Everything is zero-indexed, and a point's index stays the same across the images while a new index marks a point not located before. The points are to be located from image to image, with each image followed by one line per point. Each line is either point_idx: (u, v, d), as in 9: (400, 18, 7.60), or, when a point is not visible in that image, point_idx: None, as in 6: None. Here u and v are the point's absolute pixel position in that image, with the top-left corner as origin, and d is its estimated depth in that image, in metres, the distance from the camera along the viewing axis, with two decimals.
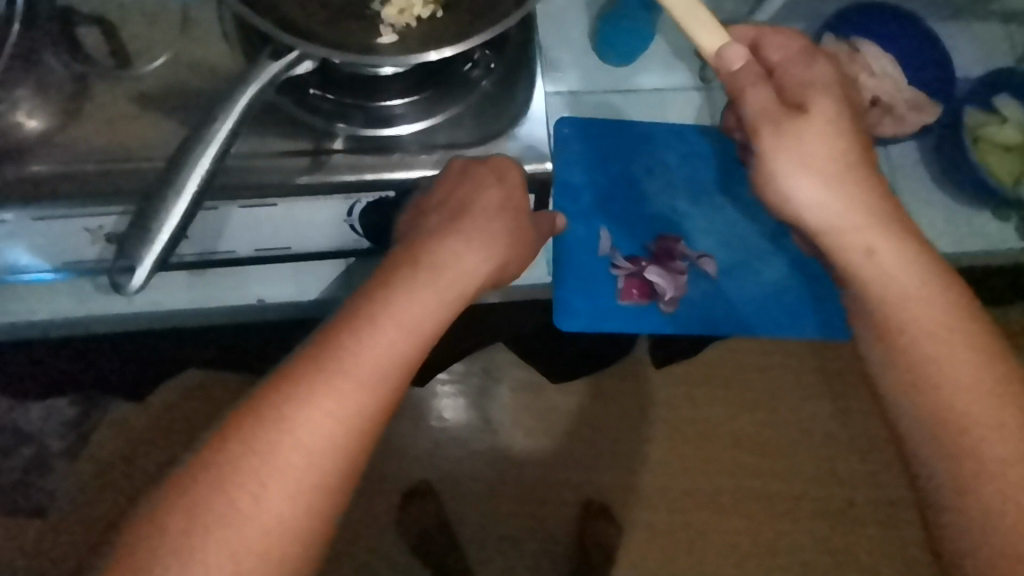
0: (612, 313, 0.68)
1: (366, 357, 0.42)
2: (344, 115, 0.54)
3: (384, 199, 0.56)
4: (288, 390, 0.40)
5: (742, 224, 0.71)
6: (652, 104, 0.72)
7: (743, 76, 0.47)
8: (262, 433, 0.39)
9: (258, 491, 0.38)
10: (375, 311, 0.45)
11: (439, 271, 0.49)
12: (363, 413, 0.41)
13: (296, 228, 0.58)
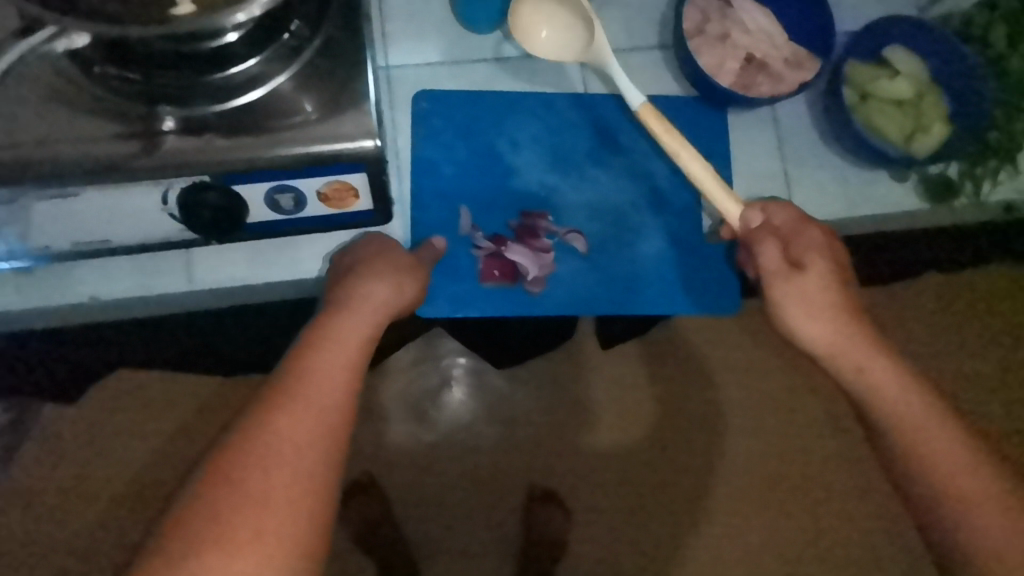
0: (474, 297, 0.66)
1: (324, 379, 0.47)
2: (166, 98, 0.52)
3: (202, 183, 0.52)
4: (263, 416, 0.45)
5: (618, 197, 0.68)
6: (521, 72, 0.68)
7: (759, 233, 0.61)
8: (248, 452, 0.43)
9: (262, 500, 0.42)
10: (330, 336, 0.50)
11: (363, 292, 0.55)
12: (330, 424, 0.45)
13: (89, 217, 0.54)
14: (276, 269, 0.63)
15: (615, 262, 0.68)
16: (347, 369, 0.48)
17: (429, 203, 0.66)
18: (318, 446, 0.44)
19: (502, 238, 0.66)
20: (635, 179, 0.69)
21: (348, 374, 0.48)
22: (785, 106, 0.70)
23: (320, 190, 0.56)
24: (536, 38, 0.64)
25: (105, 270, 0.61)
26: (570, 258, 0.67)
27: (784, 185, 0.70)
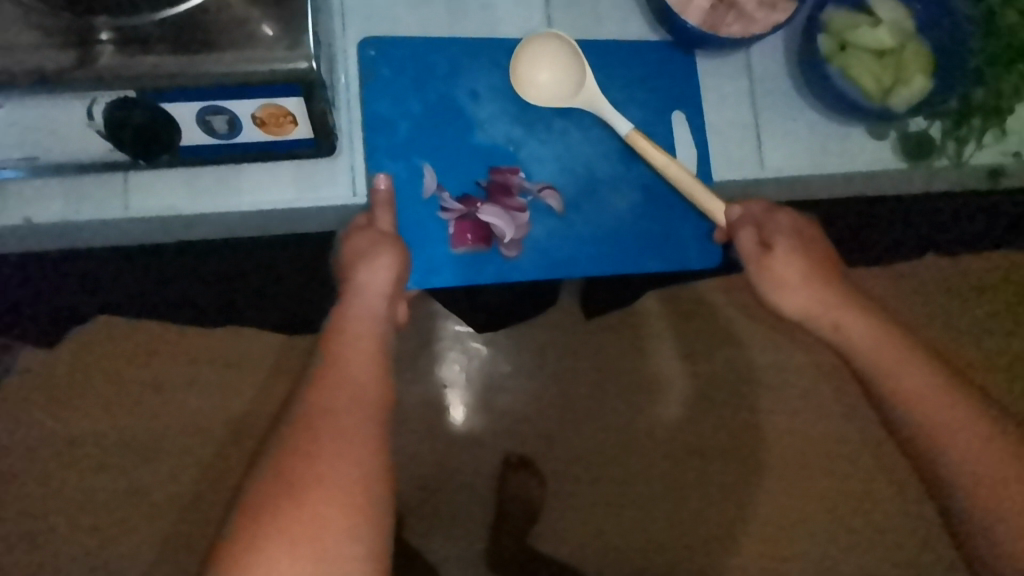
0: (448, 263, 0.65)
1: (344, 366, 0.50)
2: (97, 5, 0.47)
3: (129, 101, 0.51)
4: (307, 419, 0.47)
5: (583, 153, 0.67)
6: (484, 13, 0.66)
7: (740, 224, 0.60)
8: (305, 454, 0.46)
9: (345, 478, 0.45)
10: (349, 332, 0.53)
11: (364, 279, 0.57)
12: (363, 398, 0.49)
13: (9, 130, 0.52)
14: (216, 200, 0.62)
15: (590, 221, 0.67)
16: (372, 360, 0.51)
17: (386, 161, 0.64)
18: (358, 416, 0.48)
19: (473, 200, 0.64)
20: (600, 133, 0.67)
21: (374, 361, 0.51)
22: (762, 52, 0.67)
23: (254, 114, 0.54)
24: (539, 81, 0.65)
25: (41, 190, 0.60)
26: (546, 216, 0.66)
27: (753, 139, 0.67)
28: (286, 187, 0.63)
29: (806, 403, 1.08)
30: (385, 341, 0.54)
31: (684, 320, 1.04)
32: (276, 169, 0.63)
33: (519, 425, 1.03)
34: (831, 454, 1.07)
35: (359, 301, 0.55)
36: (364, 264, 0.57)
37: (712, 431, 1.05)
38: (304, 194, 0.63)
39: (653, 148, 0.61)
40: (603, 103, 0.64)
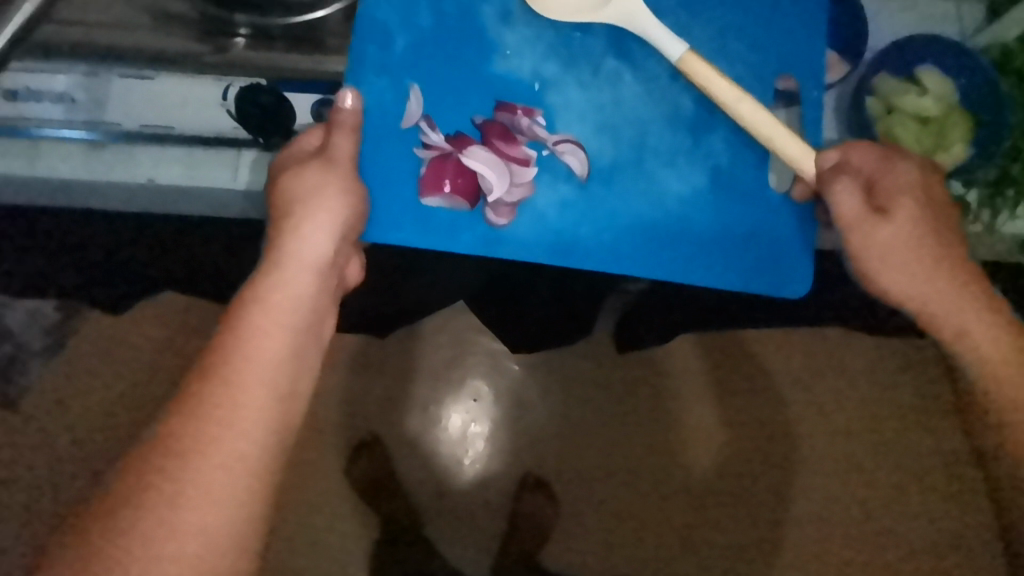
0: (416, 214, 0.67)
1: (258, 347, 0.52)
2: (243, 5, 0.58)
3: (258, 87, 0.60)
4: (194, 431, 0.49)
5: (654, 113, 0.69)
6: None
7: (831, 174, 0.61)
8: (187, 471, 0.48)
9: (221, 467, 0.48)
10: (262, 325, 0.53)
11: (291, 252, 0.56)
12: (263, 388, 0.51)
13: (158, 101, 0.61)
14: None
15: (640, 197, 0.69)
16: (287, 352, 0.53)
17: (371, 77, 0.66)
18: (251, 413, 0.50)
19: (464, 139, 0.66)
20: (674, 97, 0.69)
21: (290, 358, 0.53)
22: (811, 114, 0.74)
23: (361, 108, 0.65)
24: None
25: (163, 158, 0.68)
26: (567, 181, 0.68)
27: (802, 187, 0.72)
28: None
29: (815, 452, 1.12)
30: (306, 329, 0.55)
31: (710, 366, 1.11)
32: None
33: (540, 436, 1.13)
34: (829, 506, 1.12)
35: (281, 284, 0.55)
36: (297, 239, 0.56)
37: (718, 469, 1.12)
38: None
39: (714, 72, 0.62)
40: (636, 17, 0.66)
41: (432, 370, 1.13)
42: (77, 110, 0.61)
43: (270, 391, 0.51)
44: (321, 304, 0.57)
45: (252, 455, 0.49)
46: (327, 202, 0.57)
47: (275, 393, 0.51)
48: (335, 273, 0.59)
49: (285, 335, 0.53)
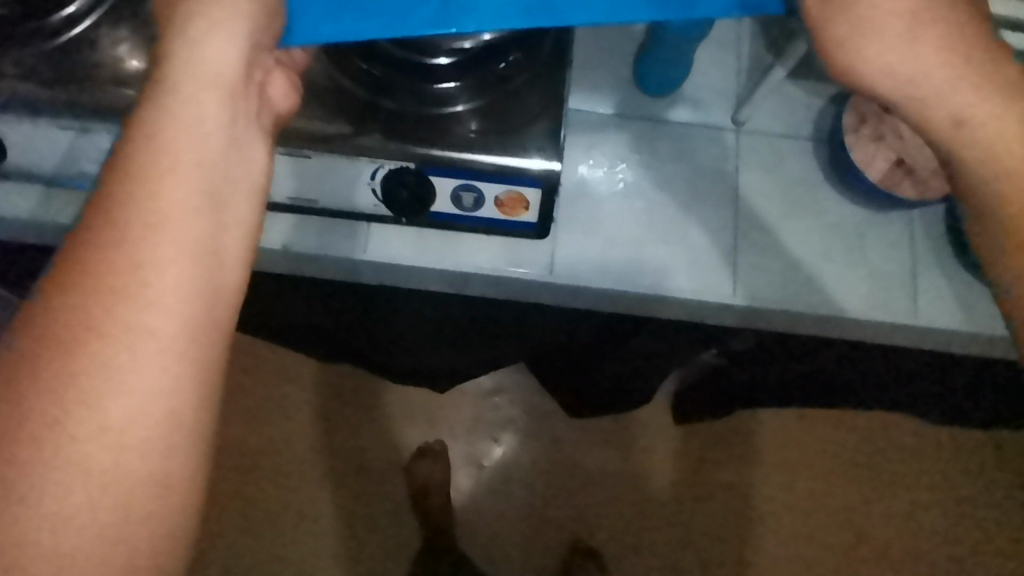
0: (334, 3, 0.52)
1: (162, 205, 0.37)
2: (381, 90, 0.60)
3: (404, 169, 0.62)
4: (74, 314, 0.34)
5: (755, 150, 0.75)
6: (684, 143, 0.75)
7: None
8: (63, 383, 0.33)
9: (114, 392, 0.34)
10: (164, 164, 0.38)
11: (184, 71, 0.41)
12: (176, 246, 0.37)
13: (307, 173, 0.63)
14: (442, 260, 0.71)
15: None
16: (203, 202, 0.38)
17: None
18: (162, 286, 0.36)
19: None
20: None
21: (203, 195, 0.39)
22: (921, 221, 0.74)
23: (498, 196, 0.64)
24: None
25: (296, 224, 0.70)
26: None
27: (908, 291, 0.72)
28: (494, 256, 0.70)
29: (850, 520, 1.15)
30: (225, 156, 0.41)
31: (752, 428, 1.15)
32: (492, 248, 0.71)
33: (593, 474, 1.15)
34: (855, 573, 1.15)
35: (178, 107, 0.40)
36: (194, 51, 0.42)
37: (749, 518, 1.17)
38: (505, 265, 0.71)
39: None
40: None
41: (499, 421, 1.14)
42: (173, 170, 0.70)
43: (190, 245, 0.37)
44: (239, 130, 0.42)
45: (162, 358, 0.35)
46: (232, 9, 0.43)
47: (196, 251, 0.37)
48: (255, 96, 0.45)
49: (198, 177, 0.39)
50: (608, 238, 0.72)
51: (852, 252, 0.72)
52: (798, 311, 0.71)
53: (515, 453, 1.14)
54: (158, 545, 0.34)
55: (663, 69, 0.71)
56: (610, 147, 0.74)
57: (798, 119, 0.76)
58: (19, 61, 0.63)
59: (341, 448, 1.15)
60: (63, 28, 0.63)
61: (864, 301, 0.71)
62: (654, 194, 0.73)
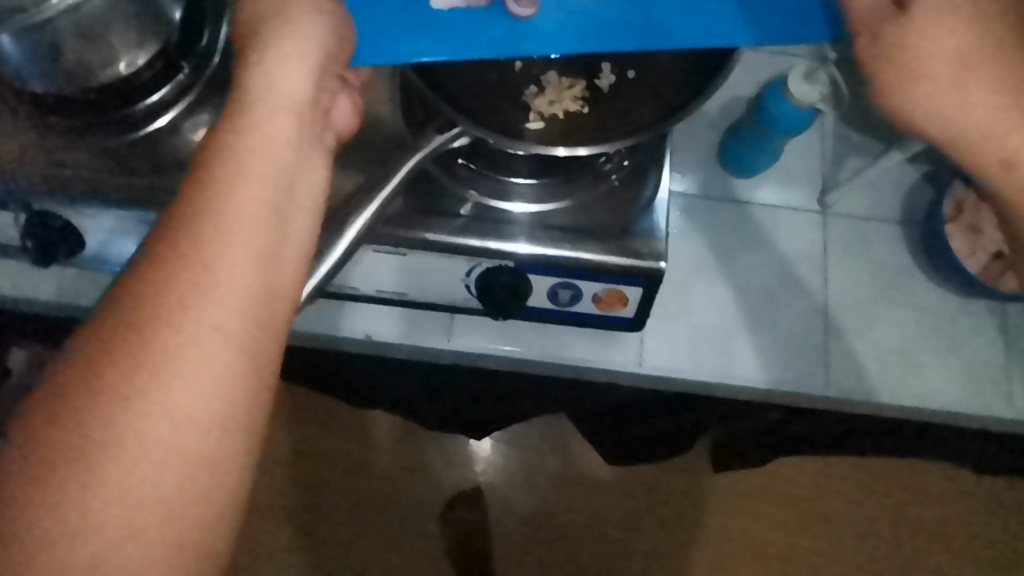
0: (403, 34, 0.56)
1: (233, 212, 0.39)
2: (475, 183, 0.62)
3: (501, 266, 0.60)
4: (152, 308, 0.37)
5: (843, 233, 0.73)
6: (770, 227, 0.73)
7: None
8: (131, 371, 0.36)
9: (178, 388, 0.36)
10: (238, 177, 0.41)
11: (262, 94, 0.44)
12: (242, 255, 0.39)
13: (400, 269, 0.62)
14: (531, 351, 0.69)
15: None
16: (267, 214, 0.40)
17: None
18: (228, 292, 0.38)
19: None
20: None
21: (270, 205, 0.41)
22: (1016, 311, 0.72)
23: (598, 293, 0.62)
24: None
25: (380, 314, 0.69)
26: None
27: (1005, 385, 0.70)
28: (583, 347, 0.69)
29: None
30: (292, 173, 0.43)
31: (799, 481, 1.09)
32: (580, 338, 0.69)
33: (629, 524, 1.08)
34: None
35: (252, 125, 0.42)
36: (273, 75, 0.44)
37: None
38: (594, 357, 0.69)
39: None
40: None
41: (535, 468, 1.08)
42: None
43: (253, 252, 0.39)
44: (306, 149, 0.44)
45: (222, 359, 0.37)
46: (307, 34, 0.46)
47: (258, 261, 0.39)
48: (323, 118, 0.47)
49: (266, 190, 0.41)
50: (697, 326, 0.70)
51: (945, 342, 0.71)
52: (890, 404, 0.69)
53: (547, 499, 1.08)
54: (202, 528, 0.36)
55: (749, 154, 0.70)
56: (696, 232, 0.73)
57: (886, 201, 0.74)
58: (93, 146, 0.60)
59: (368, 496, 1.09)
60: (142, 121, 0.60)
61: (962, 396, 0.69)
62: (741, 279, 0.72)
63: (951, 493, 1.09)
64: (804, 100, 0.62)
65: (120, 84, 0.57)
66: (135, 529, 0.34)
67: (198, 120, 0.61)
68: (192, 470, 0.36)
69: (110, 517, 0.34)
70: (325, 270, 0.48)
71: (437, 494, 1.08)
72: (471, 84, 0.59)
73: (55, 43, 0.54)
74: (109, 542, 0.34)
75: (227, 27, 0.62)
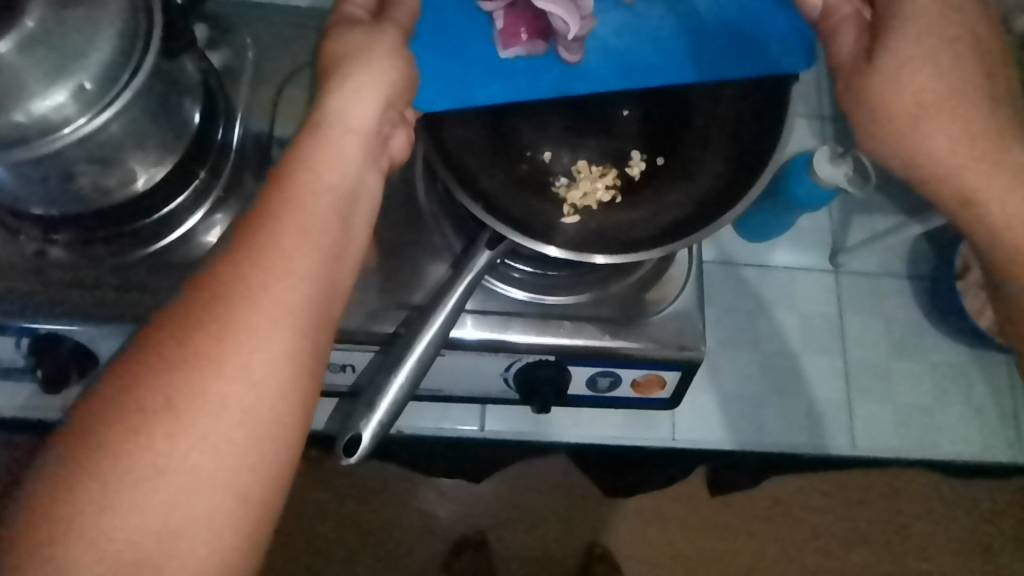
0: (460, 83, 0.59)
1: (310, 214, 0.44)
2: (512, 277, 0.60)
3: (543, 360, 0.59)
4: (237, 285, 0.40)
5: (855, 289, 0.76)
6: (787, 284, 0.75)
7: (844, 26, 0.53)
8: (221, 337, 0.39)
9: (261, 359, 0.40)
10: (312, 183, 0.45)
11: (338, 119, 0.48)
12: (319, 252, 0.43)
13: (439, 368, 0.61)
14: (566, 433, 0.69)
15: (680, 13, 0.62)
16: (333, 221, 0.45)
17: None
18: (305, 279, 0.42)
19: None
20: None
21: (338, 215, 0.45)
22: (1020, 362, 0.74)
23: (637, 378, 0.62)
24: None
25: (415, 408, 0.68)
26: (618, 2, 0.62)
27: (1014, 431, 0.73)
28: (618, 427, 0.69)
29: None
30: (354, 189, 0.47)
31: (789, 501, 1.12)
32: (617, 415, 0.69)
33: (623, 558, 1.12)
34: None
35: (326, 142, 0.47)
36: (346, 103, 0.48)
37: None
38: (629, 435, 0.69)
39: None
40: None
41: (535, 511, 1.12)
42: (360, 378, 0.60)
43: (326, 251, 0.44)
44: (368, 170, 0.49)
45: (298, 340, 0.41)
46: (372, 71, 0.49)
47: (327, 259, 0.44)
48: (382, 149, 0.51)
49: (335, 199, 0.45)
50: (729, 389, 0.71)
51: (961, 393, 0.73)
52: (917, 456, 0.72)
53: (548, 537, 1.12)
54: (258, 499, 0.38)
55: (763, 224, 0.74)
56: (720, 300, 0.74)
57: (893, 258, 0.77)
58: (95, 253, 0.56)
59: (379, 535, 1.11)
60: (154, 235, 0.57)
61: (976, 446, 0.72)
62: (768, 341, 0.73)
63: (931, 504, 1.12)
64: (828, 181, 0.68)
65: (136, 200, 0.54)
66: (202, 482, 0.37)
67: (214, 222, 0.58)
68: (264, 431, 0.39)
69: (188, 465, 0.37)
70: (388, 403, 0.49)
71: (441, 544, 1.11)
72: (503, 174, 0.58)
73: (67, 171, 0.49)
74: (183, 488, 0.37)
75: (241, 121, 0.60)
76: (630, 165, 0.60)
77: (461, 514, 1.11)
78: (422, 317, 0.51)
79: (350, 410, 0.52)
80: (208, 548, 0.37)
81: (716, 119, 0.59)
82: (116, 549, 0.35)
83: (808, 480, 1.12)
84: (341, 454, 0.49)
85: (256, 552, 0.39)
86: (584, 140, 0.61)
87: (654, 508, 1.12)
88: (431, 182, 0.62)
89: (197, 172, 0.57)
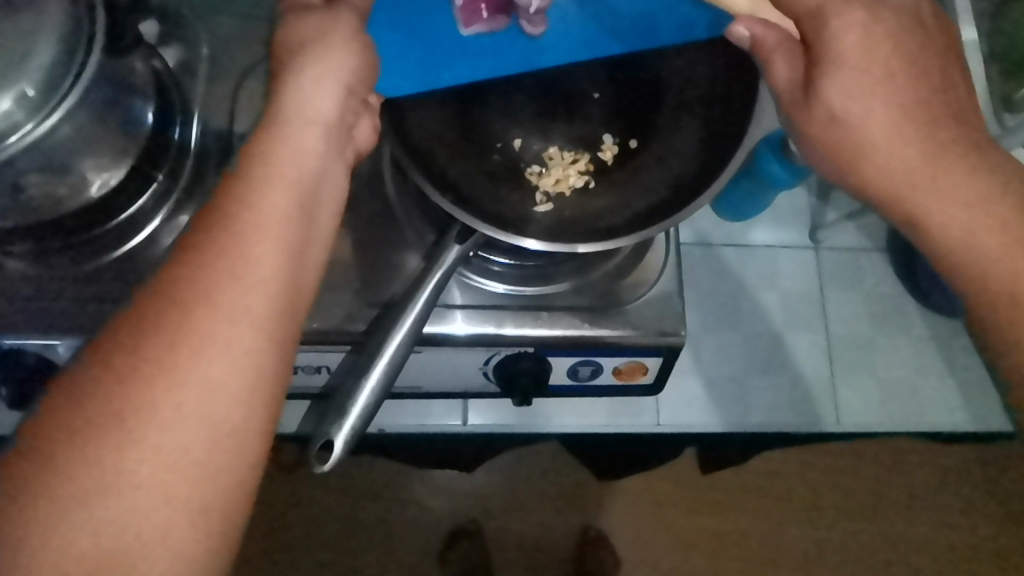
0: (422, 63, 0.58)
1: (268, 211, 0.42)
2: (486, 271, 0.59)
3: (523, 353, 0.58)
4: (194, 289, 0.39)
5: (836, 265, 0.75)
6: (768, 261, 0.74)
7: None
8: (177, 345, 0.38)
9: (219, 365, 0.38)
10: (269, 178, 0.43)
11: (296, 112, 0.46)
12: (278, 251, 0.42)
13: (416, 365, 0.59)
14: (550, 422, 0.68)
15: None
16: (292, 218, 0.43)
17: None
18: (264, 279, 0.41)
19: None
20: None
21: (299, 211, 0.44)
22: None
23: (618, 365, 0.61)
24: None
25: (396, 405, 0.67)
26: None
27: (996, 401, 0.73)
28: (603, 415, 0.68)
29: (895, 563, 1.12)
30: (316, 184, 0.45)
31: (781, 475, 1.12)
32: (601, 402, 0.68)
33: (620, 542, 1.12)
34: None
35: (284, 136, 0.45)
36: (304, 95, 0.47)
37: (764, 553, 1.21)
38: (614, 422, 0.69)
39: None
40: None
41: (530, 498, 1.11)
42: (335, 378, 0.59)
43: (285, 250, 0.42)
44: (330, 163, 0.47)
45: (259, 343, 0.40)
46: (329, 60, 0.48)
47: (287, 258, 0.42)
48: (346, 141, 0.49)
49: (294, 194, 0.44)
50: (712, 370, 0.70)
51: (943, 364, 0.73)
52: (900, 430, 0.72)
53: (542, 522, 1.12)
54: (220, 510, 0.37)
55: (740, 199, 0.73)
56: (701, 281, 0.73)
57: (874, 233, 0.77)
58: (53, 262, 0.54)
59: (375, 530, 1.10)
60: (116, 241, 0.55)
61: (957, 417, 0.72)
62: (749, 321, 0.72)
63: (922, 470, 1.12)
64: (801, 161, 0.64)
65: (94, 207, 0.52)
66: (160, 496, 0.36)
67: (177, 224, 0.56)
68: (225, 439, 0.38)
69: (145, 478, 0.36)
70: (360, 405, 0.47)
71: (437, 535, 1.11)
72: (472, 164, 0.57)
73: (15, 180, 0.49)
74: (139, 502, 0.35)
75: (198, 119, 0.58)
76: (603, 150, 0.59)
77: (455, 505, 1.11)
78: (393, 316, 0.50)
79: (322, 414, 0.50)
80: (168, 563, 0.36)
81: (688, 97, 0.58)
82: (69, 563, 0.34)
83: (799, 455, 1.12)
84: (315, 459, 0.48)
85: (222, 564, 0.38)
86: (555, 125, 0.60)
87: (648, 489, 1.12)
88: (399, 175, 0.60)
89: (156, 175, 0.55)
